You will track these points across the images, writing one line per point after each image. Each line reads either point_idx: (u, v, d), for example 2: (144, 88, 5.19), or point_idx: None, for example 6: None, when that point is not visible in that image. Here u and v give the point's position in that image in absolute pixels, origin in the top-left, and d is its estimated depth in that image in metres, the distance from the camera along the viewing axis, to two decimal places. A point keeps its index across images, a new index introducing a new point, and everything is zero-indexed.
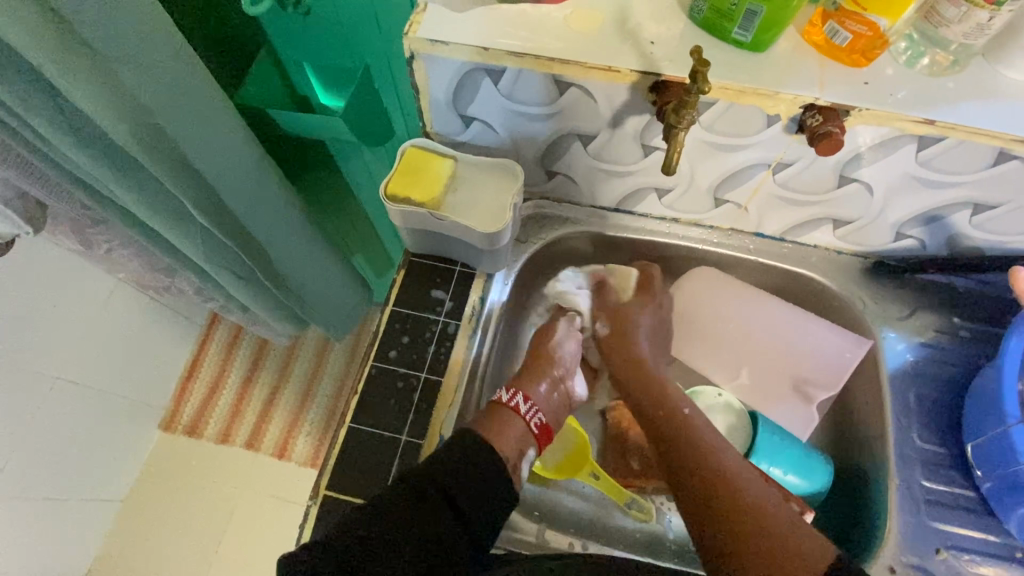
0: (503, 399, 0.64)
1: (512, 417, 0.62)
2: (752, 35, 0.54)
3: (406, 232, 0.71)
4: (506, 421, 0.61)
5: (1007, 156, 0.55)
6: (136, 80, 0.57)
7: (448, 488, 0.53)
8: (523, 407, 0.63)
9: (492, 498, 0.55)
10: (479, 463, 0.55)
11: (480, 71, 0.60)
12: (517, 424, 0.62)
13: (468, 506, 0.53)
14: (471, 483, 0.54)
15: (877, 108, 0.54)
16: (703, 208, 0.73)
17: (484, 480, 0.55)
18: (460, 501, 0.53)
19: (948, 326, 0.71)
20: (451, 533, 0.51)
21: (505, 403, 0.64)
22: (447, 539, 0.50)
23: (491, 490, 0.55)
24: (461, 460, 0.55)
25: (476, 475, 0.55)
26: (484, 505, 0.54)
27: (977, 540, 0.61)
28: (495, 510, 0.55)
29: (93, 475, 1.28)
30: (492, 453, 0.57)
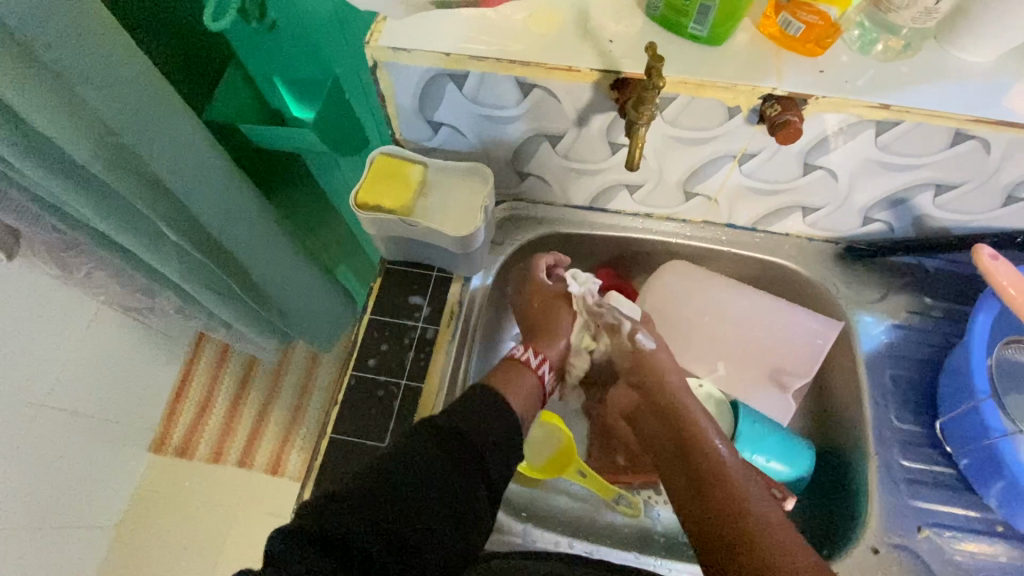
0: (516, 353, 0.67)
1: (526, 374, 0.65)
2: (707, 29, 0.55)
3: (381, 240, 0.71)
4: (518, 375, 0.64)
5: (964, 136, 0.56)
6: (99, 101, 0.57)
7: (468, 437, 0.53)
8: (541, 372, 0.67)
9: (509, 450, 0.55)
10: (498, 415, 0.56)
11: (444, 76, 0.60)
12: (529, 378, 0.65)
13: (488, 456, 0.53)
14: (489, 432, 0.55)
15: (832, 96, 0.55)
16: (675, 202, 0.74)
17: (502, 429, 0.56)
18: (482, 451, 0.53)
19: (921, 306, 0.72)
20: (473, 485, 0.51)
21: (518, 356, 0.67)
22: (468, 489, 0.51)
23: (511, 437, 0.56)
24: (480, 410, 0.56)
25: (494, 424, 0.56)
26: (502, 451, 0.55)
27: (959, 517, 0.62)
28: (510, 460, 0.55)
29: (83, 502, 1.26)
30: (504, 406, 0.58)
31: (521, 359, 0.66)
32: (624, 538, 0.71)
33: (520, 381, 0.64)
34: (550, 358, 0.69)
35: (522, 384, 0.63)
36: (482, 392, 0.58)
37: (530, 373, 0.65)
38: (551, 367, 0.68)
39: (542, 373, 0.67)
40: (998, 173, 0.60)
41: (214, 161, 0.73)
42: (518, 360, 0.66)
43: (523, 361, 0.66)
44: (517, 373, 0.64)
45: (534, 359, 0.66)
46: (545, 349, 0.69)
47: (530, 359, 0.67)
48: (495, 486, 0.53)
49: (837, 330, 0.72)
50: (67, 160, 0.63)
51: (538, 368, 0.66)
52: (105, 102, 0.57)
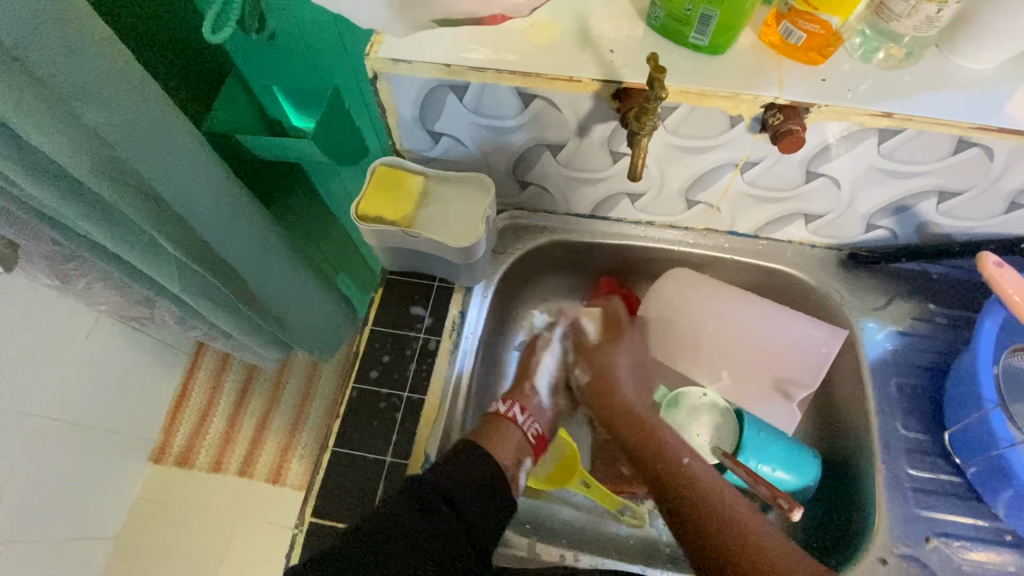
0: (501, 410, 0.65)
1: (508, 428, 0.63)
2: (708, 39, 0.55)
3: (382, 251, 0.71)
4: (502, 432, 0.62)
5: (967, 144, 0.56)
6: (96, 116, 0.56)
7: (448, 492, 0.53)
8: (520, 419, 0.65)
9: (490, 500, 0.55)
10: (479, 468, 0.56)
11: (444, 87, 0.60)
12: (513, 432, 0.63)
13: (468, 512, 0.53)
14: (468, 485, 0.55)
15: (835, 104, 0.55)
16: (676, 210, 0.73)
17: (482, 479, 0.55)
18: (460, 505, 0.53)
19: (925, 313, 0.72)
20: (453, 536, 0.51)
21: (503, 415, 0.65)
22: (448, 541, 0.51)
23: (491, 487, 0.55)
24: (459, 465, 0.56)
25: (474, 478, 0.55)
26: (482, 498, 0.54)
27: (967, 526, 0.61)
28: (496, 511, 0.55)
29: (82, 513, 1.25)
30: (488, 460, 0.57)
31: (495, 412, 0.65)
32: (627, 547, 0.71)
33: (505, 440, 0.62)
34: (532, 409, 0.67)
35: (506, 441, 0.62)
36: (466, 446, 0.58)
37: (508, 424, 0.63)
38: (523, 410, 0.66)
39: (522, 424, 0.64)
40: (1001, 180, 0.60)
41: (213, 175, 0.73)
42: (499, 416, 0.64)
43: (499, 415, 0.65)
44: (499, 430, 0.63)
45: (503, 407, 0.65)
46: (523, 399, 0.68)
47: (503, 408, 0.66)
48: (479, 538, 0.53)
49: (842, 338, 0.71)
50: (65, 176, 0.62)
51: (510, 414, 0.65)
52: (103, 118, 0.57)
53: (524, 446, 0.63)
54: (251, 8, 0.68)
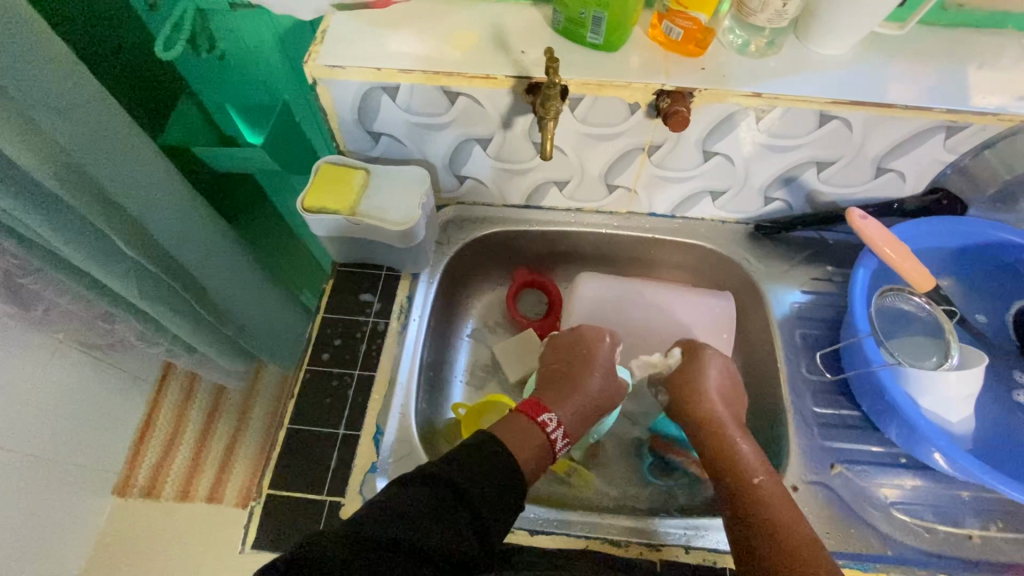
0: (539, 416, 0.62)
1: (539, 435, 0.61)
2: (603, 38, 0.64)
3: (332, 243, 0.77)
4: (531, 438, 0.60)
5: (828, 117, 0.66)
6: (54, 123, 0.61)
7: (462, 491, 0.51)
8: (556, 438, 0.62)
9: (502, 500, 0.53)
10: (495, 464, 0.55)
11: (378, 89, 0.68)
12: (538, 435, 0.61)
13: (482, 504, 0.52)
14: (485, 482, 0.53)
15: (712, 88, 0.64)
16: (600, 195, 0.81)
17: (497, 480, 0.54)
18: (474, 502, 0.51)
19: (824, 274, 0.81)
20: (465, 536, 0.49)
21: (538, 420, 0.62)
22: (461, 541, 0.49)
23: (508, 491, 0.54)
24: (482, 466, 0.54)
25: (489, 473, 0.54)
26: (495, 498, 0.53)
27: (866, 452, 0.69)
28: (505, 509, 0.53)
29: (42, 552, 1.21)
30: (515, 465, 0.55)
31: (532, 414, 0.62)
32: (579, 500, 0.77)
33: (526, 439, 0.59)
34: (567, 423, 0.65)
35: (530, 443, 0.59)
36: (486, 448, 0.56)
37: (539, 429, 0.61)
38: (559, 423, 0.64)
39: (553, 435, 0.62)
40: (864, 148, 0.70)
41: (169, 181, 0.78)
42: (528, 415, 0.62)
43: (534, 417, 0.62)
44: (526, 431, 0.60)
45: (545, 415, 0.63)
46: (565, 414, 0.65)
47: (548, 422, 0.63)
48: (489, 534, 0.51)
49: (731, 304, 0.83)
50: (26, 185, 0.66)
51: (547, 424, 0.62)
52: (60, 126, 0.62)
53: (544, 455, 0.60)
54: (202, 30, 0.75)
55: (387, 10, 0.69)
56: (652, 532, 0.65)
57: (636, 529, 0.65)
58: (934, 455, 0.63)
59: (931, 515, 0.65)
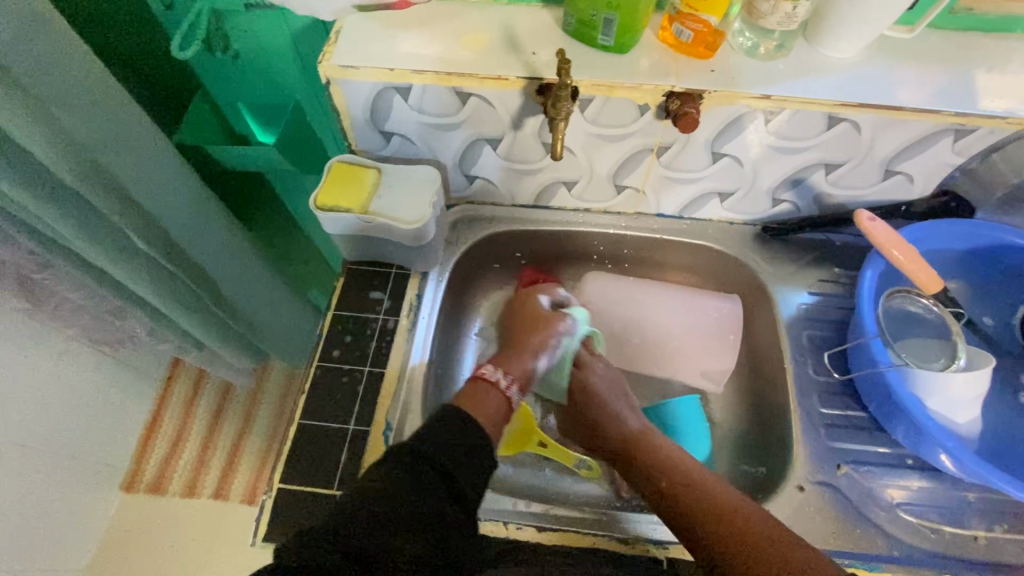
0: (485, 372, 0.65)
1: (491, 393, 0.63)
2: (614, 39, 0.65)
3: (342, 241, 0.78)
4: (482, 395, 0.62)
5: (837, 119, 0.66)
6: (73, 119, 0.62)
7: (432, 457, 0.53)
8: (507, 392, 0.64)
9: (474, 458, 0.55)
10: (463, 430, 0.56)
11: (391, 89, 0.68)
12: (495, 395, 0.63)
13: (460, 477, 0.53)
14: (451, 445, 0.55)
15: (722, 90, 0.64)
16: (608, 196, 0.82)
17: (466, 444, 0.55)
18: (447, 467, 0.53)
19: (831, 275, 0.81)
20: (442, 499, 0.51)
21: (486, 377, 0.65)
22: (439, 505, 0.51)
23: (475, 451, 0.55)
24: (455, 439, 0.55)
25: (460, 445, 0.55)
26: (466, 458, 0.54)
27: (874, 454, 0.69)
28: (481, 470, 0.55)
29: (52, 545, 1.22)
30: (479, 423, 0.58)
31: (490, 378, 0.64)
32: (585, 498, 0.78)
33: (486, 401, 0.62)
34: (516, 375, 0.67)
35: (487, 403, 0.61)
36: (450, 415, 0.57)
37: (496, 389, 0.63)
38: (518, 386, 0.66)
39: (509, 392, 0.64)
40: (872, 150, 0.70)
41: (180, 175, 0.79)
42: (484, 379, 0.64)
43: (489, 379, 0.64)
44: (484, 393, 0.63)
45: (501, 377, 0.64)
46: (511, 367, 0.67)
47: (499, 378, 0.65)
48: (466, 501, 0.53)
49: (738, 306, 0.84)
50: (43, 179, 0.67)
51: (504, 384, 0.64)
52: (78, 122, 0.63)
53: (501, 414, 0.63)
54: (217, 30, 0.76)
55: (408, 11, 0.70)
56: (659, 531, 0.66)
57: (644, 527, 0.66)
58: (941, 456, 0.64)
59: (937, 516, 0.65)
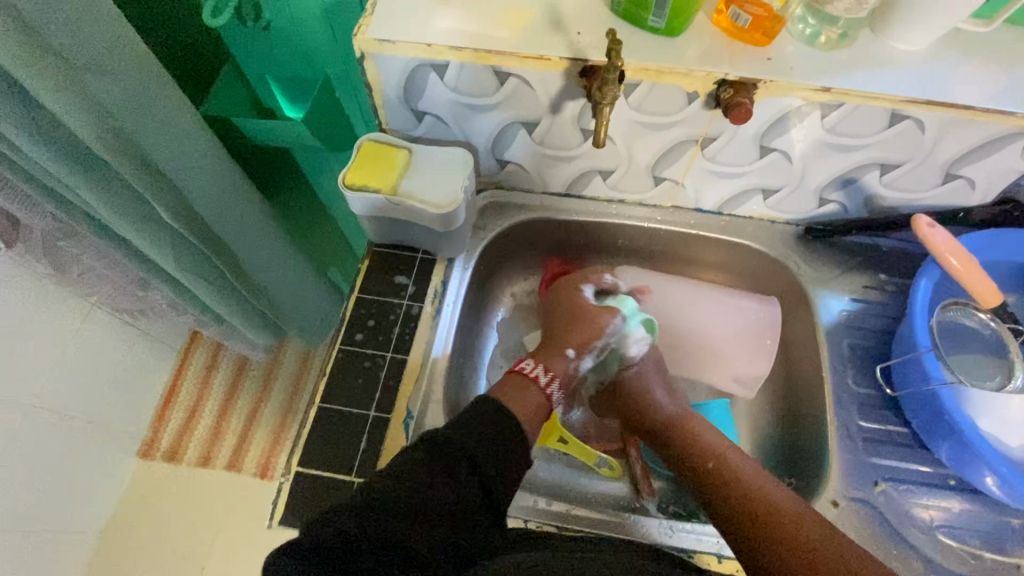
0: (524, 368, 0.65)
1: (534, 392, 0.63)
2: (665, 21, 0.61)
3: (369, 223, 0.76)
4: (525, 393, 0.62)
5: (900, 117, 0.62)
6: (102, 86, 0.60)
7: (468, 453, 0.52)
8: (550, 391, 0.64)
9: (508, 457, 0.54)
10: (502, 432, 0.55)
11: (426, 66, 0.65)
12: (538, 396, 0.63)
13: (489, 469, 0.52)
14: (491, 444, 0.53)
15: (778, 80, 0.60)
16: (645, 188, 0.78)
17: (503, 443, 0.54)
18: (481, 465, 0.52)
19: (876, 282, 0.77)
20: (471, 495, 0.50)
21: (524, 372, 0.64)
22: (468, 500, 0.50)
23: (513, 454, 0.54)
24: (488, 428, 0.54)
25: (494, 434, 0.54)
26: (502, 458, 0.53)
27: (913, 472, 0.66)
28: (510, 467, 0.54)
29: (69, 506, 1.24)
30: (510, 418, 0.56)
31: (529, 375, 0.64)
32: (605, 497, 0.76)
33: (524, 397, 0.61)
34: (558, 374, 0.66)
35: (530, 404, 0.61)
36: (487, 407, 0.56)
37: (539, 392, 0.62)
38: (559, 385, 0.65)
39: (549, 392, 0.64)
40: (934, 152, 0.66)
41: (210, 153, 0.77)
42: (527, 377, 0.64)
43: (532, 378, 0.64)
44: (524, 389, 0.62)
45: (543, 377, 0.64)
46: (553, 365, 0.67)
47: (538, 375, 0.65)
48: (494, 493, 0.52)
49: (775, 308, 0.80)
50: (76, 147, 0.66)
51: (547, 386, 0.64)
52: (109, 89, 0.61)
53: (542, 412, 0.63)
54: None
55: None
56: (681, 538, 0.64)
57: (664, 533, 0.64)
58: (986, 479, 0.61)
59: (978, 541, 0.62)
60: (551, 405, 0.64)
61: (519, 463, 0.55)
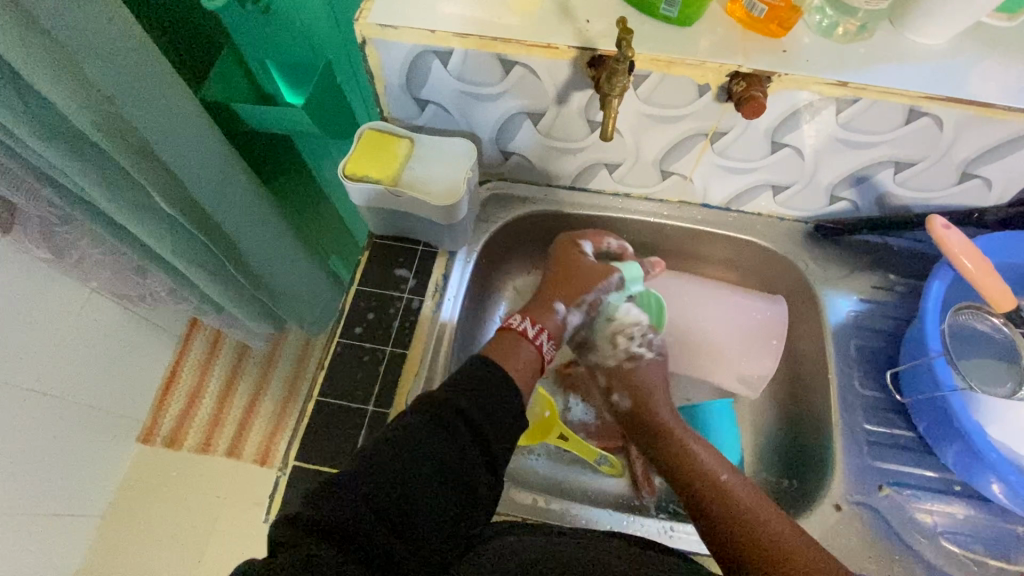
0: (513, 323, 0.65)
1: (522, 342, 0.63)
2: (677, 11, 0.59)
3: (370, 213, 0.74)
4: (513, 344, 0.62)
5: (918, 114, 0.60)
6: (96, 68, 0.58)
7: (465, 409, 0.52)
8: (536, 339, 0.64)
9: (509, 415, 0.54)
10: (502, 393, 0.54)
11: (429, 53, 0.63)
12: (527, 348, 0.63)
13: (489, 429, 0.52)
14: (485, 398, 0.53)
15: (794, 73, 0.58)
16: (652, 182, 0.77)
17: (505, 407, 0.54)
18: (484, 432, 0.51)
19: (885, 282, 0.75)
20: (477, 466, 0.50)
21: (514, 327, 0.65)
22: (472, 471, 0.50)
23: (507, 408, 0.53)
24: (484, 386, 0.54)
25: (492, 391, 0.54)
26: (499, 416, 0.53)
27: (917, 476, 0.65)
28: (512, 429, 0.53)
29: (69, 491, 1.24)
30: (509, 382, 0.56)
31: (518, 329, 0.64)
32: (604, 495, 0.76)
33: (516, 351, 0.62)
34: (548, 327, 0.67)
35: (518, 353, 0.62)
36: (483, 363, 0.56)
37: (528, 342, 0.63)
38: (548, 337, 0.66)
39: (539, 343, 0.64)
40: (952, 150, 0.64)
41: (209, 139, 0.76)
42: (515, 330, 0.64)
43: (520, 331, 0.64)
44: (514, 343, 0.62)
45: (531, 328, 0.64)
46: (541, 318, 0.67)
47: (527, 329, 0.65)
48: (497, 456, 0.52)
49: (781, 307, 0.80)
50: (69, 130, 0.64)
51: (536, 338, 0.64)
52: (102, 72, 0.59)
53: (533, 363, 0.63)
54: None
55: None
56: (681, 540, 0.63)
57: (663, 534, 0.64)
58: (992, 486, 0.60)
59: (982, 548, 0.61)
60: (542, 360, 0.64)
61: (515, 418, 0.54)
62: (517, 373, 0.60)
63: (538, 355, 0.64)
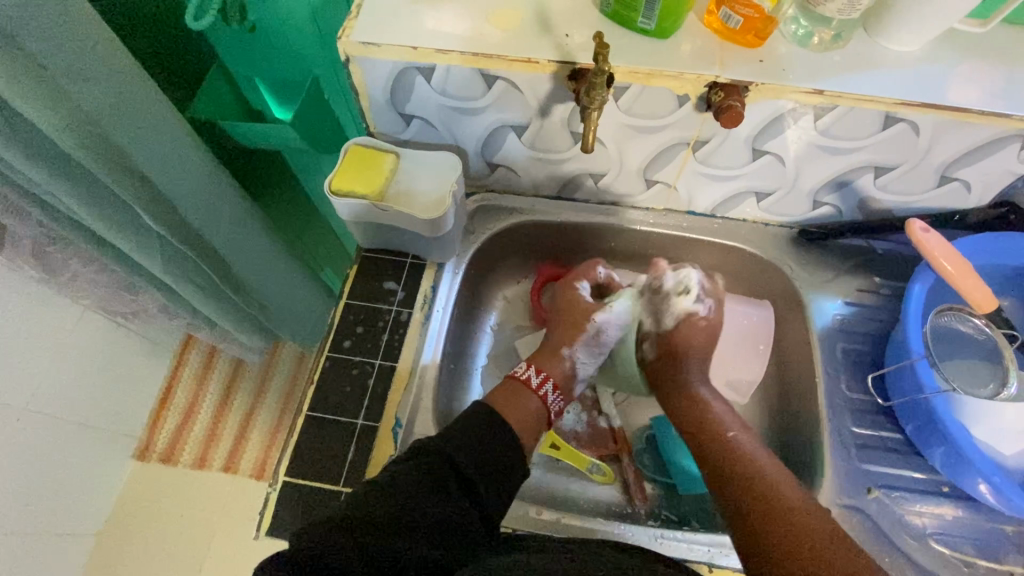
0: (517, 372, 0.69)
1: (527, 396, 0.66)
2: (655, 23, 0.60)
3: (358, 228, 0.75)
4: (521, 399, 0.66)
5: (894, 119, 0.61)
6: (83, 93, 0.59)
7: (456, 462, 0.54)
8: (547, 394, 0.68)
9: (503, 468, 0.56)
10: (491, 437, 0.57)
11: (413, 69, 0.64)
12: (532, 401, 0.66)
13: (480, 484, 0.54)
14: (482, 454, 0.56)
15: (771, 82, 0.59)
16: (637, 190, 0.77)
17: (493, 454, 0.56)
18: (471, 477, 0.54)
19: (871, 285, 0.76)
20: (465, 510, 0.52)
21: (517, 376, 0.69)
22: (460, 514, 0.51)
23: (506, 460, 0.57)
24: (478, 439, 0.57)
25: (486, 443, 0.56)
26: (494, 472, 0.55)
27: (907, 478, 0.65)
28: (504, 481, 0.56)
29: (64, 510, 1.23)
30: (503, 429, 0.58)
31: (523, 379, 0.68)
32: (598, 503, 0.75)
33: (521, 404, 0.65)
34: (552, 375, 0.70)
35: (524, 408, 0.65)
36: (477, 412, 0.59)
37: (533, 395, 0.66)
38: (553, 386, 0.69)
39: (543, 393, 0.68)
40: (930, 154, 0.64)
41: (199, 159, 0.77)
42: (519, 381, 0.67)
43: (524, 382, 0.68)
44: (521, 395, 0.66)
45: (534, 379, 0.68)
46: (546, 366, 0.71)
47: (531, 378, 0.68)
48: (488, 510, 0.54)
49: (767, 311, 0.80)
50: (57, 154, 0.65)
51: (540, 388, 0.68)
52: (90, 97, 0.60)
53: (540, 416, 0.66)
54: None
55: None
56: (672, 547, 0.63)
57: (654, 541, 0.64)
58: (979, 486, 0.60)
59: (971, 548, 0.62)
60: (549, 411, 0.68)
61: (511, 469, 0.57)
62: (522, 431, 0.63)
63: (544, 406, 0.67)
